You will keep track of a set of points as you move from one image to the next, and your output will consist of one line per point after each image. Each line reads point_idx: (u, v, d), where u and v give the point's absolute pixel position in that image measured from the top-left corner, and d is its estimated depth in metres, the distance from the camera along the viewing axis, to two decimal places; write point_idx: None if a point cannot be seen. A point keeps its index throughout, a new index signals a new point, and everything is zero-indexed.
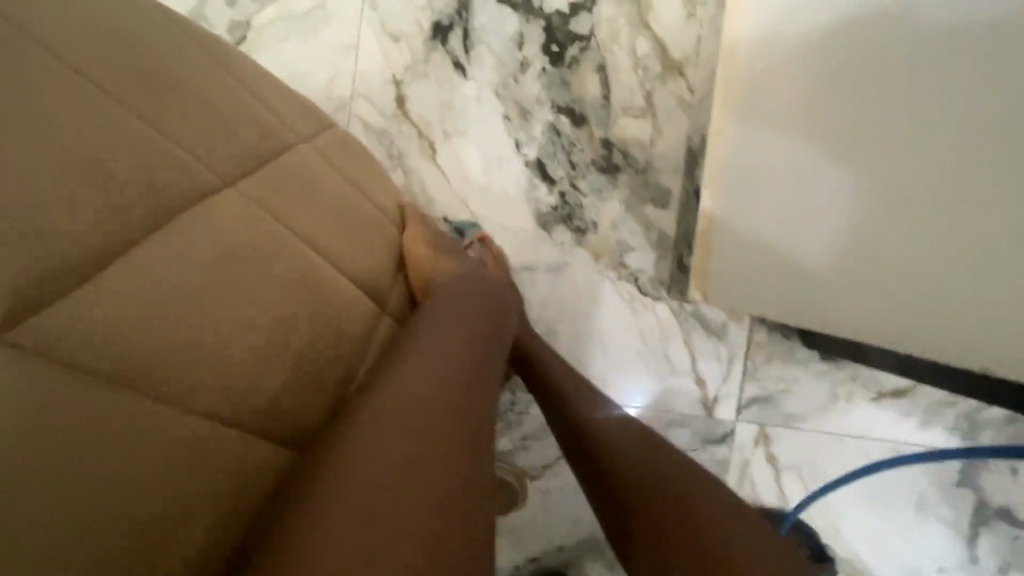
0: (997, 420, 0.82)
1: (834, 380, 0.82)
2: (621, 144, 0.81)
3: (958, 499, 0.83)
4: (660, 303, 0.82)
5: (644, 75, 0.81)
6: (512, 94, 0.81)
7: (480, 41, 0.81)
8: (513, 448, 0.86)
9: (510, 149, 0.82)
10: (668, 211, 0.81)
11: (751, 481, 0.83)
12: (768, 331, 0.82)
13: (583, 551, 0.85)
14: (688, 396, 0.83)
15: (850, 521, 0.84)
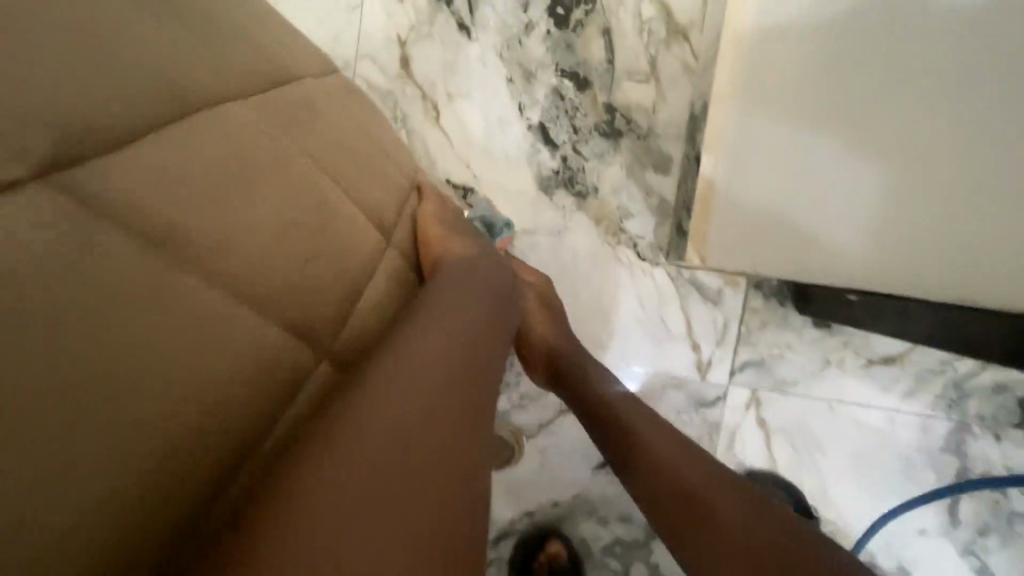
0: (982, 388, 0.84)
1: (827, 347, 0.84)
2: (624, 109, 0.82)
3: (942, 465, 0.86)
4: (657, 269, 0.84)
5: (649, 39, 0.81)
6: (516, 56, 0.81)
7: (486, 2, 0.81)
8: (510, 407, 0.88)
9: (513, 113, 0.82)
10: (669, 176, 0.82)
11: (741, 444, 0.86)
12: (763, 297, 0.83)
13: (577, 507, 0.88)
14: (683, 360, 0.85)
15: (838, 485, 0.86)
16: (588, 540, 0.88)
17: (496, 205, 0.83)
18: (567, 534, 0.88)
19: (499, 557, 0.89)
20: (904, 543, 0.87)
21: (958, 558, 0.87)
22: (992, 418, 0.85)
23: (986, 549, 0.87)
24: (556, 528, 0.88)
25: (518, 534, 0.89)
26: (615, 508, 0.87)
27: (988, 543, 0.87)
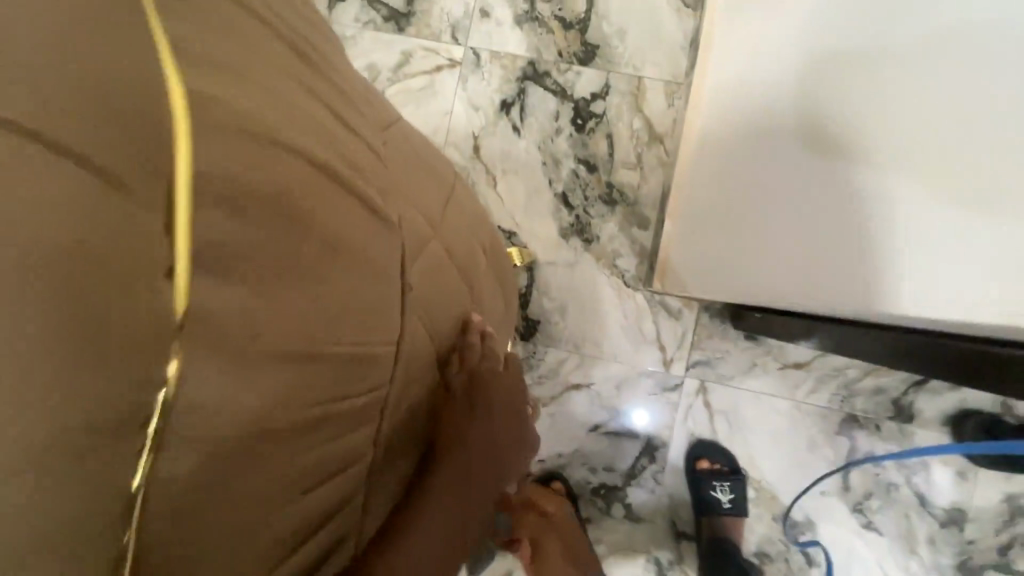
0: (866, 389, 1.20)
1: (753, 353, 1.21)
2: (619, 186, 1.23)
3: (838, 444, 1.20)
4: (637, 293, 1.23)
5: (637, 142, 1.23)
6: (549, 148, 1.24)
7: (532, 114, 1.25)
8: (532, 383, 1.25)
9: (545, 185, 1.25)
10: (647, 231, 1.23)
11: (692, 419, 1.23)
12: (710, 316, 1.21)
13: (575, 458, 1.25)
14: (652, 356, 1.23)
15: (762, 454, 1.22)
16: (582, 483, 1.25)
17: (531, 244, 1.25)
18: (567, 477, 1.25)
19: None
20: (810, 501, 1.21)
21: (849, 513, 1.21)
22: (873, 411, 1.20)
23: (870, 509, 1.20)
24: (560, 473, 1.25)
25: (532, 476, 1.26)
26: (602, 460, 1.24)
27: (872, 504, 1.20)
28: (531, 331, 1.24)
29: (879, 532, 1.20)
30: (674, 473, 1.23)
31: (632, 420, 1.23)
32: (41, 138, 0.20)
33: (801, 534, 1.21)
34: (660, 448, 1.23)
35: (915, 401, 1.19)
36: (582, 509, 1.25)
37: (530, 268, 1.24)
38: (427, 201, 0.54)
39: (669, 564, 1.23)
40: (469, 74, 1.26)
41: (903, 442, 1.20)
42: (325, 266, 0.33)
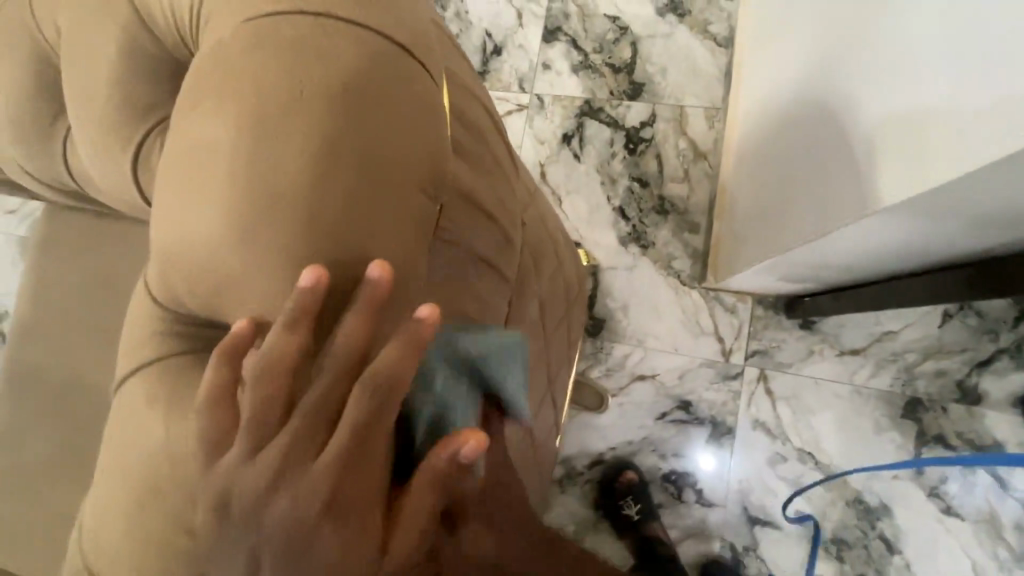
0: (927, 372, 1.24)
1: (809, 341, 1.29)
2: (670, 197, 1.40)
3: (904, 427, 1.24)
4: (693, 290, 1.36)
5: (684, 159, 1.41)
6: (606, 170, 1.45)
7: (590, 143, 1.46)
8: (601, 374, 1.38)
9: (604, 201, 1.43)
10: (699, 235, 1.38)
11: (756, 405, 1.31)
12: (763, 308, 1.33)
13: (644, 446, 1.34)
14: (712, 347, 1.34)
15: (828, 438, 1.27)
16: (653, 469, 1.33)
17: (595, 252, 1.42)
18: (637, 466, 1.33)
19: (592, 477, 1.36)
20: (884, 484, 1.24)
21: (927, 499, 1.21)
22: (938, 394, 1.24)
23: (949, 493, 1.21)
24: (629, 462, 1.34)
25: (605, 462, 1.36)
26: (671, 447, 1.33)
27: (950, 488, 1.21)
28: (597, 327, 1.39)
29: (960, 516, 1.20)
30: (742, 457, 1.30)
31: (699, 462, 1.31)
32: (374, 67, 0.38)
33: (878, 520, 1.23)
34: (726, 435, 1.31)
35: (980, 382, 1.22)
36: (656, 496, 1.32)
37: (593, 272, 1.41)
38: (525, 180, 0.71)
39: (743, 550, 1.27)
40: (534, 115, 1.51)
41: (975, 424, 1.21)
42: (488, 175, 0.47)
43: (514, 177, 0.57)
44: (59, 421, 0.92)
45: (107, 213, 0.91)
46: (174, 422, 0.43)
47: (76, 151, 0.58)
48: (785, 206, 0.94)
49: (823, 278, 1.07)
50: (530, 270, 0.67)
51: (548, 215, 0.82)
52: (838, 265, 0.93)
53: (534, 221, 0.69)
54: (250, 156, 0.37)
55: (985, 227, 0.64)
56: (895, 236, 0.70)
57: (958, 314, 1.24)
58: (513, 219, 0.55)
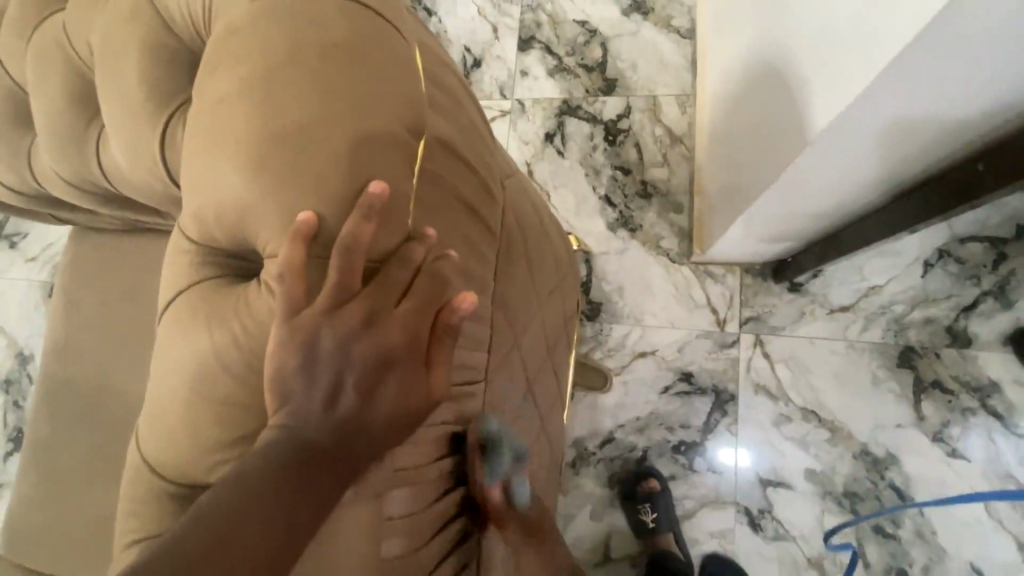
0: (916, 321, 1.28)
1: (800, 304, 1.34)
2: (652, 181, 1.48)
3: (901, 376, 1.28)
4: (683, 266, 1.42)
5: (661, 145, 1.49)
6: (589, 162, 1.52)
7: (572, 139, 1.55)
8: (603, 355, 1.42)
9: (591, 191, 1.51)
10: (683, 214, 1.45)
11: (755, 369, 1.35)
12: (752, 276, 1.38)
13: (652, 420, 1.38)
14: (707, 318, 1.39)
15: (828, 394, 1.30)
16: (662, 442, 1.36)
17: (586, 239, 1.48)
18: (659, 475, 1.33)
19: (604, 456, 1.39)
20: (889, 434, 1.26)
21: (932, 444, 1.24)
22: (930, 340, 1.27)
23: (953, 437, 1.23)
24: (651, 471, 1.34)
25: (615, 440, 1.39)
26: (678, 418, 1.36)
27: (953, 432, 1.24)
28: (594, 311, 1.44)
29: (967, 458, 1.22)
30: (747, 422, 1.33)
31: (721, 456, 1.33)
32: (334, 44, 0.49)
33: (886, 470, 1.25)
34: (729, 402, 1.35)
35: (969, 325, 1.26)
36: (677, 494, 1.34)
37: (586, 259, 1.47)
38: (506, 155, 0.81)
39: (760, 512, 1.29)
40: (517, 118, 1.59)
41: (969, 365, 1.25)
42: (444, 130, 0.55)
43: (489, 142, 0.67)
44: (97, 428, 0.99)
45: (129, 229, 0.99)
46: (205, 347, 0.51)
47: (110, 157, 0.67)
48: (746, 167, 1.01)
49: (800, 233, 1.14)
50: (518, 227, 0.75)
51: (532, 196, 0.90)
52: (802, 211, 0.98)
53: (514, 197, 0.76)
54: (237, 106, 0.49)
55: (925, 133, 0.68)
56: (845, 166, 0.77)
57: (939, 262, 1.29)
58: (491, 173, 0.64)
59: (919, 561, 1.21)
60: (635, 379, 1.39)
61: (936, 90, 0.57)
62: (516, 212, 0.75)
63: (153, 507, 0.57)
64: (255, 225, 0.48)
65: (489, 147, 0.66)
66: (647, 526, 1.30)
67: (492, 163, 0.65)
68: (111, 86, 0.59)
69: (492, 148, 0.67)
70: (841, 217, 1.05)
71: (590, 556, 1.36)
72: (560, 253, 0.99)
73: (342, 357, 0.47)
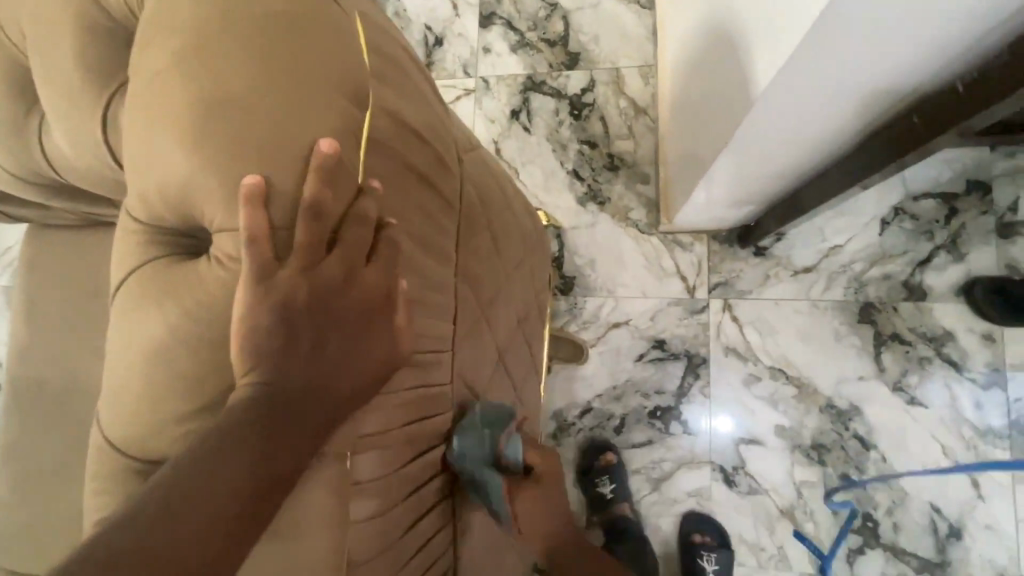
0: (875, 278, 1.33)
1: (765, 267, 1.38)
2: (619, 154, 1.49)
3: (862, 331, 1.33)
4: (652, 237, 1.45)
5: (626, 117, 1.51)
6: (555, 137, 1.53)
7: (537, 115, 1.55)
8: (578, 327, 1.45)
9: (559, 166, 1.52)
10: (650, 185, 1.47)
11: (725, 333, 1.39)
12: (719, 243, 1.42)
13: (628, 388, 1.41)
14: (678, 286, 1.42)
15: (795, 352, 1.35)
16: (639, 408, 1.40)
17: (556, 214, 1.49)
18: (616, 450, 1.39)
19: (584, 425, 1.43)
20: (852, 387, 1.32)
21: (892, 393, 1.30)
22: (888, 295, 1.32)
23: (911, 385, 1.30)
24: (609, 445, 1.40)
25: (593, 409, 1.42)
26: (652, 385, 1.40)
27: (911, 380, 1.30)
28: (567, 285, 1.46)
29: (925, 404, 1.28)
30: (718, 383, 1.38)
31: (694, 418, 1.37)
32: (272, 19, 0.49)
33: (850, 420, 1.31)
34: (702, 365, 1.39)
35: (923, 279, 1.32)
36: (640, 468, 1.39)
37: (557, 234, 1.49)
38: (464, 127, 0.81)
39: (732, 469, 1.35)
40: (482, 96, 1.59)
41: (925, 317, 1.31)
42: (393, 101, 0.55)
43: (443, 114, 0.68)
44: (68, 426, 0.98)
45: (86, 224, 0.97)
46: (160, 329, 0.51)
47: (54, 147, 0.66)
48: (704, 132, 1.03)
49: (760, 197, 1.16)
50: (480, 200, 0.76)
51: (494, 169, 0.91)
52: (756, 174, 1.01)
53: (474, 169, 0.77)
54: (174, 83, 0.48)
55: (863, 92, 0.71)
56: (793, 128, 0.80)
57: (894, 220, 1.34)
58: (446, 145, 0.65)
59: (882, 504, 1.28)
60: (609, 349, 1.42)
61: (858, 56, 0.60)
62: (476, 184, 0.76)
63: (124, 493, 0.57)
64: (200, 203, 0.48)
65: (442, 120, 0.66)
66: (604, 499, 1.36)
67: (446, 134, 0.66)
68: (46, 70, 0.57)
69: (446, 122, 0.68)
70: (796, 178, 1.08)
71: (574, 521, 1.40)
72: (526, 225, 1.00)
73: (298, 325, 0.49)
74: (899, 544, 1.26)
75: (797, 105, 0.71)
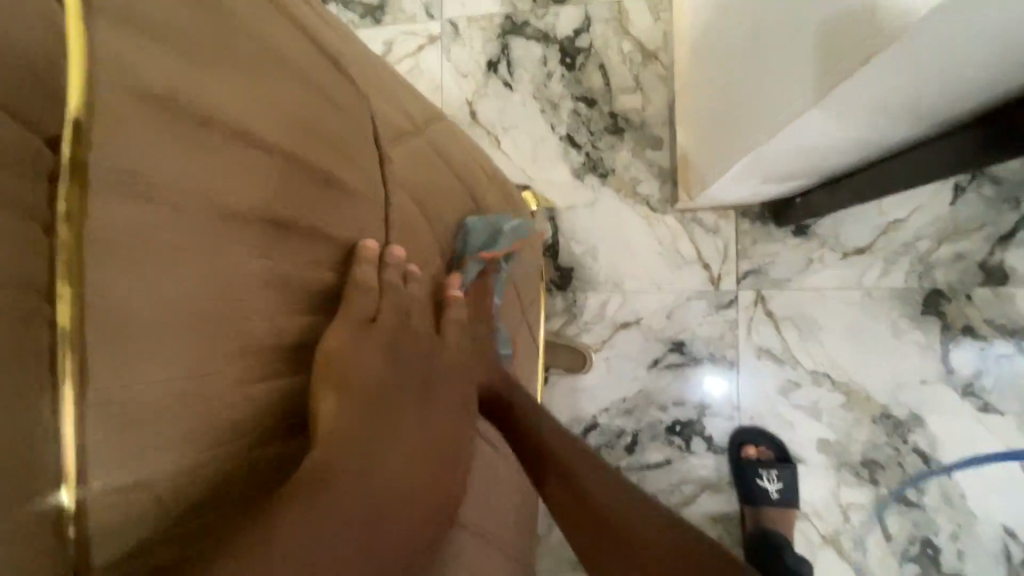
0: (944, 259, 1.08)
1: (806, 250, 1.13)
2: (623, 113, 1.20)
3: (925, 325, 1.09)
4: (668, 216, 1.18)
5: (631, 64, 1.20)
6: (544, 93, 1.23)
7: (519, 66, 1.24)
8: (579, 330, 1.20)
9: (549, 131, 1.22)
10: (662, 151, 1.19)
11: (757, 331, 1.14)
12: (749, 222, 1.16)
13: (641, 400, 1.18)
14: (699, 276, 1.17)
15: (843, 354, 1.11)
16: (655, 424, 1.18)
17: (548, 192, 1.22)
18: None
19: (589, 444, 1.20)
20: (912, 392, 1.09)
21: (962, 399, 1.08)
22: (959, 280, 1.08)
23: (985, 389, 1.07)
24: None
25: (600, 426, 1.20)
26: (670, 395, 1.17)
27: (985, 383, 1.07)
28: (564, 279, 1.20)
29: (1000, 412, 1.06)
30: (750, 392, 1.15)
31: (720, 434, 1.16)
32: None
33: (909, 432, 1.09)
34: (729, 370, 1.15)
35: (1005, 259, 1.06)
36: (643, 497, 1.18)
37: (550, 216, 1.21)
38: (398, 99, 0.54)
39: (764, 470, 1.09)
40: (451, 44, 1.27)
41: (1005, 306, 1.06)
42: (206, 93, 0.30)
43: (344, 90, 0.41)
44: None
45: None
46: None
47: None
48: (747, 90, 0.76)
49: (815, 169, 0.90)
50: (423, 216, 0.50)
51: (455, 157, 0.64)
52: (809, 149, 0.75)
53: (416, 167, 0.51)
54: None
55: (1020, 34, 0.44)
56: (910, 83, 0.52)
57: (971, 185, 1.07)
58: (337, 146, 0.39)
59: (946, 530, 1.08)
60: (618, 354, 1.19)
61: None
62: (415, 192, 0.49)
63: None
64: None
65: (337, 100, 0.40)
66: None
67: (347, 132, 0.40)
68: None
69: (351, 102, 0.41)
70: (874, 147, 0.81)
71: None
72: (508, 229, 0.75)
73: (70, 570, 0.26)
74: None
75: (921, 60, 0.45)
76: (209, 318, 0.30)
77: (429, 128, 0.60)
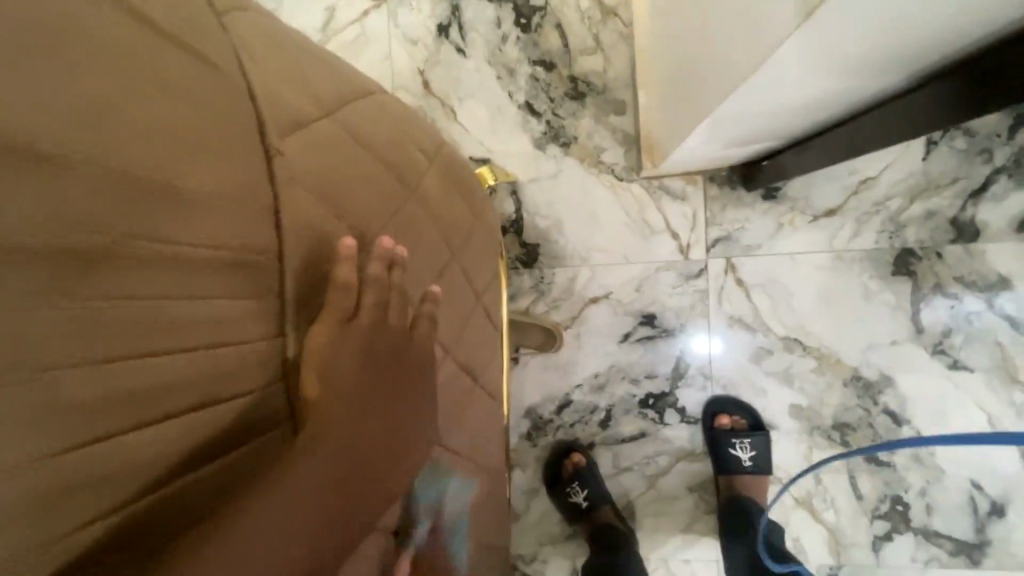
0: (915, 217, 1.05)
1: (776, 213, 1.09)
2: (583, 76, 1.13)
3: (897, 286, 1.07)
4: (634, 184, 1.13)
5: (590, 23, 1.13)
6: (500, 59, 1.15)
7: (471, 29, 1.16)
8: (548, 308, 1.17)
9: (506, 99, 1.15)
10: (626, 116, 1.13)
11: (728, 300, 1.12)
12: (718, 187, 1.11)
13: (613, 375, 1.16)
14: (668, 245, 1.13)
15: (814, 319, 1.10)
16: (627, 397, 1.16)
17: (508, 165, 1.16)
18: (585, 447, 1.18)
19: (563, 422, 1.19)
20: (883, 353, 1.08)
21: (932, 358, 1.07)
22: (930, 239, 1.05)
23: (955, 347, 1.06)
24: (576, 443, 1.18)
25: (573, 402, 1.18)
26: (642, 369, 1.15)
27: (955, 341, 1.06)
28: (530, 256, 1.16)
29: (970, 368, 1.06)
30: (722, 363, 1.13)
31: (694, 405, 1.15)
32: None
33: (880, 394, 1.08)
34: (700, 341, 1.13)
35: (977, 214, 1.04)
36: (619, 471, 1.17)
37: (513, 191, 1.16)
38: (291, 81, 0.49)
39: (737, 439, 1.09)
40: (397, 8, 1.18)
41: (976, 262, 1.04)
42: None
43: (188, 78, 0.36)
44: None
45: None
46: None
47: None
48: (703, 51, 0.70)
49: (777, 131, 0.86)
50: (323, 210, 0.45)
51: (379, 138, 0.58)
52: (760, 113, 0.71)
53: (314, 142, 0.46)
54: None
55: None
56: (853, 44, 0.48)
57: (943, 139, 1.03)
58: (174, 146, 0.34)
59: (915, 486, 1.09)
60: (588, 329, 1.16)
61: None
62: (307, 185, 0.44)
63: None
64: None
65: (174, 86, 0.35)
66: (580, 508, 1.14)
67: (199, 121, 0.36)
68: None
69: (199, 91, 0.36)
70: (836, 108, 0.77)
71: (560, 527, 1.20)
72: (449, 205, 0.70)
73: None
74: (933, 527, 1.09)
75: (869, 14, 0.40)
76: (44, 374, 0.28)
77: (347, 112, 0.54)
